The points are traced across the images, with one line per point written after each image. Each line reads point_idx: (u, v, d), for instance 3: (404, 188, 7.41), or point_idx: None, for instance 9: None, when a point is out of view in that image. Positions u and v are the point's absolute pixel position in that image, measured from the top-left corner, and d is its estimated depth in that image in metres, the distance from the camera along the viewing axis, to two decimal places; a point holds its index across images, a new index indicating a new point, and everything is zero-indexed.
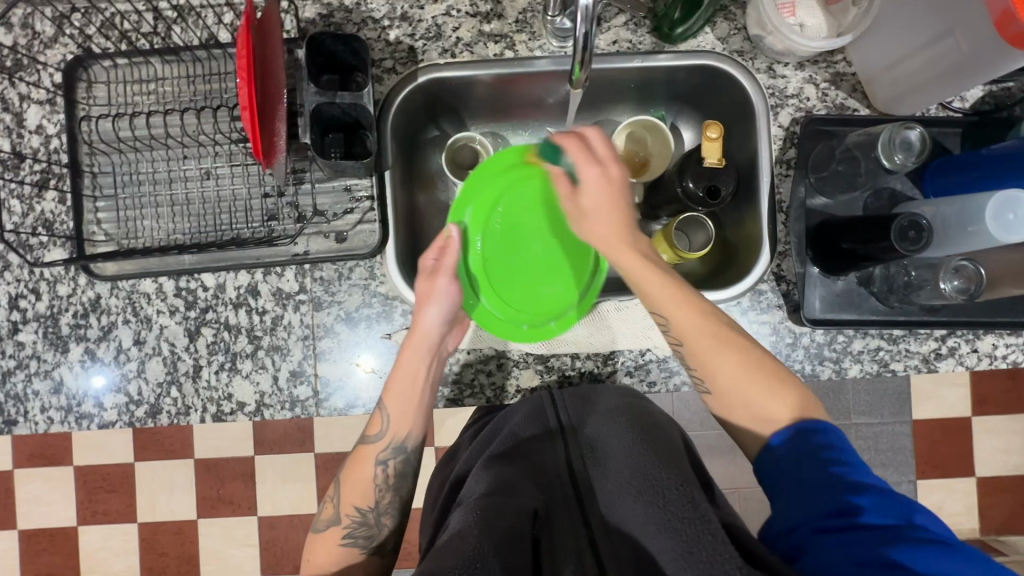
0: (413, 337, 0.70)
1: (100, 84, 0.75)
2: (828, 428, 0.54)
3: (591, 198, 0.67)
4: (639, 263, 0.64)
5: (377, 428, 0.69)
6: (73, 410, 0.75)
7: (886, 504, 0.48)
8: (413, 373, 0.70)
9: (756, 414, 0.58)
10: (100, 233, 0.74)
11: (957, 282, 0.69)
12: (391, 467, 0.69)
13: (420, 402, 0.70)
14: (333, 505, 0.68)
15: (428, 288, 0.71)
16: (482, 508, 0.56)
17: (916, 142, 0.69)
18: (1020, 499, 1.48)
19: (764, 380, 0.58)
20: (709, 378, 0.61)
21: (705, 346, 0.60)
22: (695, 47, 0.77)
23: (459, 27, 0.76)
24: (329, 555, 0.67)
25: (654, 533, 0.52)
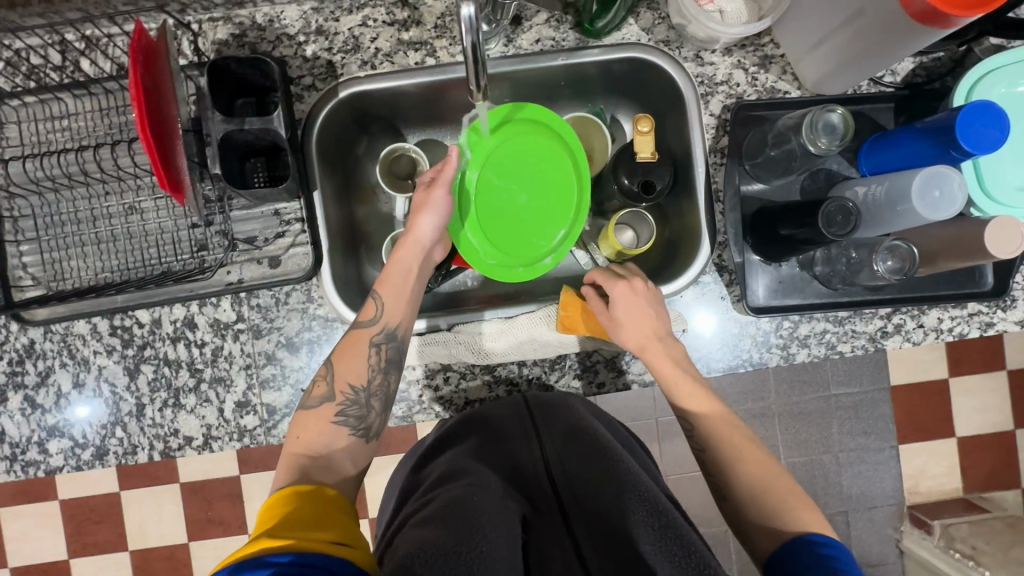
0: (405, 239, 0.71)
1: (11, 125, 0.72)
2: (836, 543, 0.54)
3: (625, 312, 0.69)
4: (670, 366, 0.68)
5: (370, 313, 0.67)
6: (18, 458, 0.74)
7: None
8: (405, 269, 0.70)
9: (765, 527, 0.58)
10: (27, 278, 0.72)
11: (890, 262, 0.67)
12: (384, 352, 0.66)
13: (412, 293, 0.70)
14: (327, 382, 0.64)
15: (428, 197, 0.71)
16: (468, 492, 0.56)
17: (838, 124, 0.68)
18: (1001, 455, 1.49)
19: (784, 491, 0.60)
20: (728, 486, 0.63)
21: (727, 453, 0.64)
22: (621, 40, 0.75)
23: (377, 37, 0.74)
24: (317, 434, 0.62)
25: (648, 544, 0.50)
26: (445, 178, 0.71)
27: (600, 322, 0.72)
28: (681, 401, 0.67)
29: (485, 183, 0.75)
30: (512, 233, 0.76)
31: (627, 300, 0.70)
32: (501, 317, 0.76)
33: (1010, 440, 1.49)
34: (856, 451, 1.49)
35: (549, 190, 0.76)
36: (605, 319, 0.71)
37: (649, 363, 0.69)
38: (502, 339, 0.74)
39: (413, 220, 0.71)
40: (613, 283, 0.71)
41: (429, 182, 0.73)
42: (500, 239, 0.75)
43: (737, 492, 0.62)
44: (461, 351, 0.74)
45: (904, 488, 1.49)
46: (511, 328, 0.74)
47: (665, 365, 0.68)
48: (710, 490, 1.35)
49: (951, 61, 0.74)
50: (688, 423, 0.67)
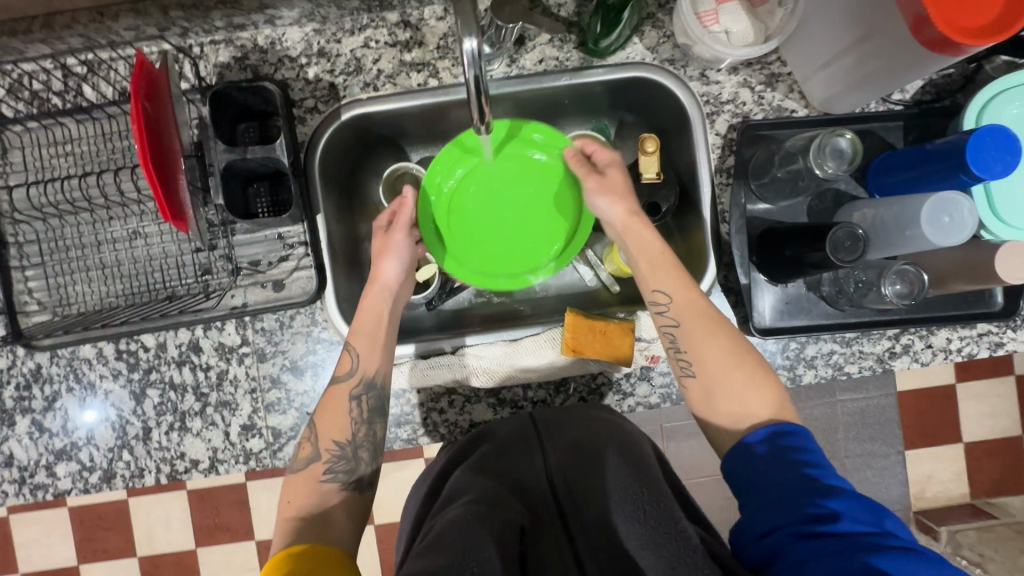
0: (370, 288, 0.72)
1: (15, 150, 0.72)
2: (799, 431, 0.57)
3: (616, 179, 0.72)
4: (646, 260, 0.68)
5: (346, 367, 0.68)
6: (26, 482, 0.74)
7: (858, 510, 0.48)
8: (375, 313, 0.70)
9: (735, 413, 0.60)
10: (33, 303, 0.73)
11: (899, 286, 0.67)
12: (364, 403, 0.68)
13: (385, 340, 0.70)
14: (311, 442, 0.65)
15: (387, 242, 0.74)
16: (471, 511, 0.55)
17: (846, 150, 0.69)
18: (1008, 461, 1.49)
19: (749, 373, 0.62)
20: (697, 359, 0.63)
21: (698, 321, 0.64)
22: (626, 59, 0.75)
23: (379, 58, 0.74)
24: (308, 493, 0.63)
25: (638, 548, 0.52)
26: (403, 220, 0.75)
27: (587, 181, 0.72)
28: (652, 277, 0.67)
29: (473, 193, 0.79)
30: (496, 243, 0.79)
31: (619, 168, 0.73)
32: (505, 339, 0.76)
33: (1017, 446, 1.48)
34: (863, 457, 1.47)
35: (541, 204, 0.80)
36: (597, 179, 0.72)
37: (631, 233, 0.69)
38: (506, 363, 0.74)
39: (376, 267, 0.73)
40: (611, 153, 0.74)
41: (388, 226, 0.76)
42: (486, 252, 0.79)
43: (704, 374, 0.63)
44: (465, 374, 0.74)
45: (911, 494, 1.48)
46: (515, 351, 0.74)
47: (640, 235, 0.69)
48: (716, 496, 1.34)
49: (962, 78, 0.73)
50: (663, 294, 0.66)
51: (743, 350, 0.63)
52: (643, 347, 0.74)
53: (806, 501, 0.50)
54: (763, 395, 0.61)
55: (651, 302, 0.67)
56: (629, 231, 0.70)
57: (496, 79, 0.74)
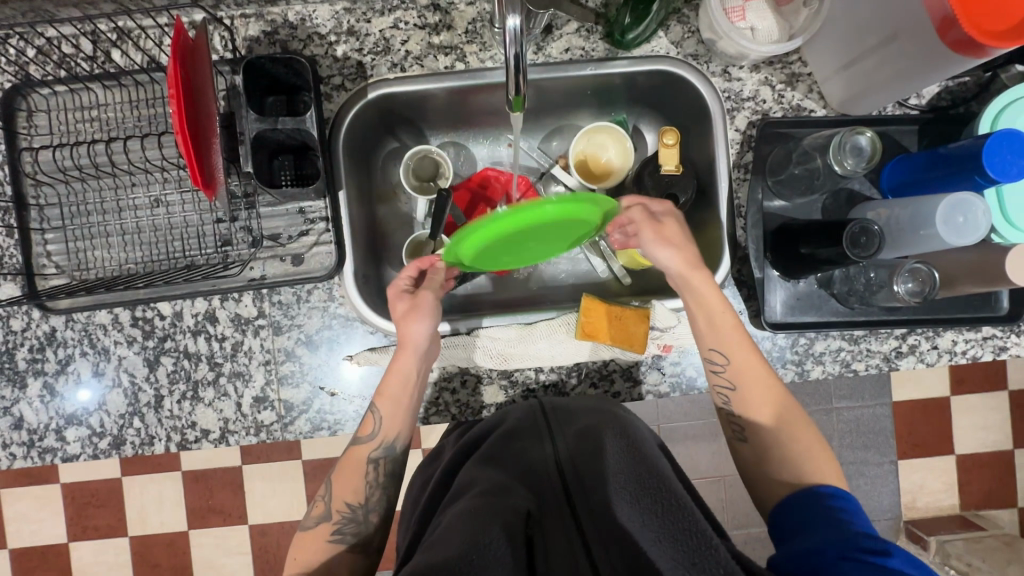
0: (401, 351, 0.69)
1: (41, 113, 0.73)
2: (846, 496, 0.58)
3: (673, 231, 0.70)
4: (705, 322, 0.68)
5: (370, 428, 0.69)
6: (35, 445, 0.74)
7: (910, 558, 0.48)
8: (404, 378, 0.69)
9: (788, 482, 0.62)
10: (51, 266, 0.73)
11: (911, 284, 0.69)
12: (382, 467, 0.69)
13: (409, 404, 0.70)
14: (324, 501, 0.67)
15: (416, 303, 0.70)
16: (479, 505, 0.55)
17: (866, 147, 0.70)
18: (999, 474, 1.50)
19: (806, 445, 0.63)
20: (750, 425, 0.66)
21: (753, 392, 0.66)
22: (650, 52, 0.76)
23: (407, 40, 0.75)
24: (315, 550, 0.65)
25: (652, 541, 0.51)
26: (432, 284, 0.72)
27: (643, 233, 0.70)
28: (710, 338, 0.68)
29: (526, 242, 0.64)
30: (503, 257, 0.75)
31: (675, 220, 0.71)
32: (519, 323, 0.77)
33: (1009, 459, 1.50)
34: (855, 464, 1.48)
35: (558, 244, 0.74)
36: (652, 230, 0.70)
37: (686, 285, 0.69)
38: (519, 346, 0.75)
39: (404, 331, 0.69)
40: (664, 201, 0.72)
41: (406, 290, 0.72)
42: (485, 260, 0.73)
43: (758, 441, 0.65)
44: (479, 355, 0.75)
45: (902, 503, 1.49)
46: (529, 335, 0.75)
47: (701, 290, 0.68)
48: (711, 498, 1.35)
49: (976, 86, 0.75)
50: (720, 355, 0.67)
51: (796, 419, 0.65)
52: (656, 336, 0.75)
53: (856, 539, 0.50)
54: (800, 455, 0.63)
55: (707, 360, 0.68)
56: (688, 285, 0.69)
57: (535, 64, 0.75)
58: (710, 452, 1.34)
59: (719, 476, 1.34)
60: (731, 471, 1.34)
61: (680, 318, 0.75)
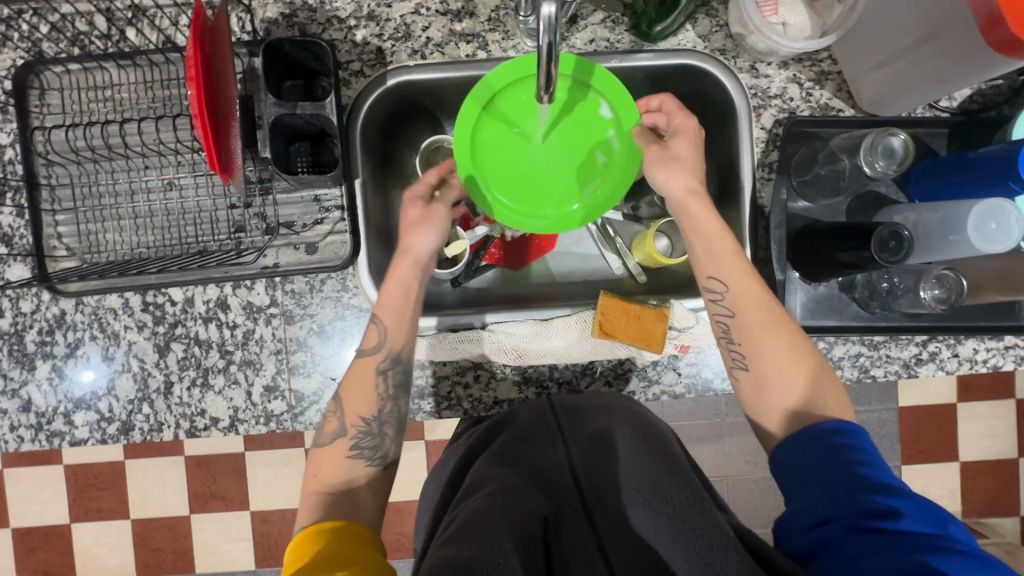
0: (402, 259, 0.69)
1: (53, 92, 0.71)
2: (856, 431, 0.57)
3: (683, 152, 0.69)
4: (704, 249, 0.66)
5: (373, 340, 0.67)
6: (43, 428, 0.73)
7: (919, 512, 0.49)
8: (404, 286, 0.68)
9: (788, 408, 0.61)
10: (62, 248, 0.72)
11: (937, 291, 0.67)
12: (392, 378, 0.67)
13: (413, 314, 0.68)
14: (338, 417, 0.65)
15: (427, 215, 0.71)
16: (495, 503, 0.54)
17: (898, 150, 0.68)
18: (1005, 483, 1.48)
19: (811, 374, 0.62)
20: (751, 355, 0.63)
21: (757, 317, 0.63)
22: (677, 46, 0.74)
23: (429, 26, 0.73)
24: (335, 469, 0.64)
25: (666, 543, 0.52)
26: (448, 199, 0.72)
27: (648, 154, 0.70)
28: (709, 266, 0.66)
29: (549, 149, 0.73)
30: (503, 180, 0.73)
31: (689, 138, 0.70)
32: (536, 318, 0.75)
33: (1015, 468, 1.48)
34: None
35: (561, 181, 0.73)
36: (657, 150, 0.69)
37: (684, 213, 0.68)
38: (533, 341, 0.73)
39: (409, 240, 0.70)
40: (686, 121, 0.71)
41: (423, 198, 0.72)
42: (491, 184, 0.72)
43: (759, 369, 0.63)
44: (492, 351, 0.73)
45: None
46: (545, 331, 0.74)
47: (699, 216, 0.67)
48: None
49: (1010, 90, 0.73)
50: (719, 282, 0.65)
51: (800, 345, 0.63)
52: (673, 337, 0.73)
53: (865, 497, 0.50)
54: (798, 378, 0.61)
55: (705, 288, 0.66)
56: (687, 214, 0.68)
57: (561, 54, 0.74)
58: (715, 452, 1.33)
59: (723, 477, 1.33)
60: (734, 472, 1.33)
61: (699, 319, 0.74)
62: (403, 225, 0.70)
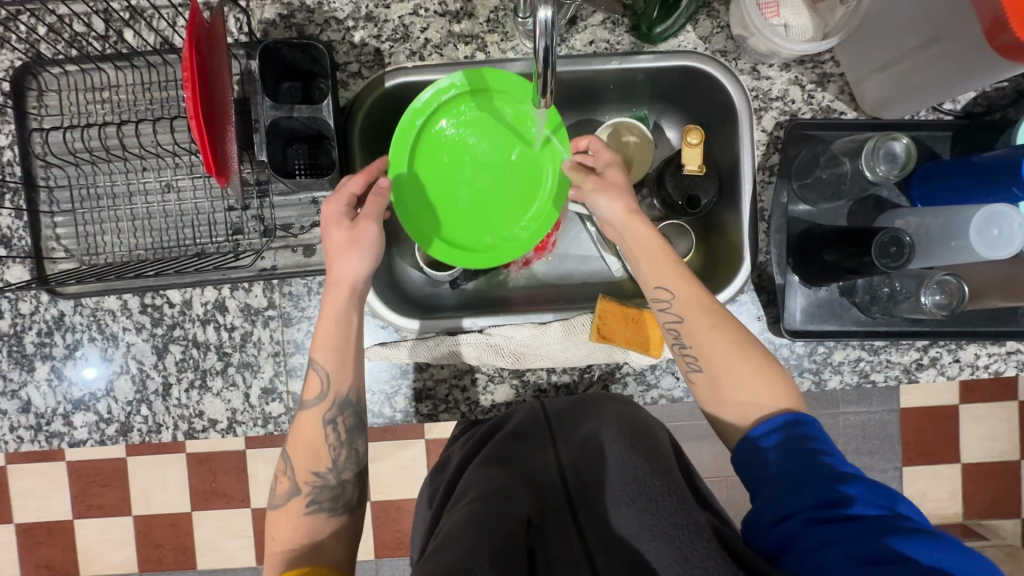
0: (330, 290, 0.66)
1: (51, 93, 0.71)
2: (811, 421, 0.57)
3: (615, 181, 0.69)
4: (648, 261, 0.66)
5: (313, 391, 0.66)
6: (43, 429, 0.74)
7: (871, 494, 0.49)
8: (341, 322, 0.66)
9: (739, 403, 0.60)
10: (60, 249, 0.72)
11: (938, 296, 0.66)
12: (341, 425, 0.66)
13: (352, 357, 0.67)
14: (289, 476, 0.64)
15: (353, 236, 0.65)
16: (477, 511, 0.54)
17: (900, 153, 0.67)
18: (1006, 485, 1.48)
19: (766, 371, 0.61)
20: (702, 355, 0.63)
21: (704, 321, 0.63)
22: (677, 47, 0.73)
23: (427, 27, 0.72)
24: (295, 525, 0.63)
25: (649, 541, 0.50)
26: (375, 212, 0.66)
27: (585, 182, 0.70)
28: (655, 278, 0.65)
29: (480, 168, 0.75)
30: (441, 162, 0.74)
31: (619, 168, 0.70)
32: (533, 322, 0.75)
33: (1017, 470, 1.47)
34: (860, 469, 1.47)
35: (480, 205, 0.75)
36: (595, 179, 0.69)
37: (630, 231, 0.67)
38: (531, 345, 0.73)
39: (335, 269, 0.65)
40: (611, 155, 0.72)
41: (348, 217, 0.66)
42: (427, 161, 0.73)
43: (712, 369, 0.62)
44: (490, 356, 0.73)
45: None
46: (542, 334, 0.73)
47: (640, 231, 0.67)
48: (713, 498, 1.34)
49: (1015, 93, 0.72)
50: (666, 291, 0.65)
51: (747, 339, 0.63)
52: None
53: (821, 487, 0.50)
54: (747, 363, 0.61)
55: (653, 299, 0.66)
56: (630, 229, 0.68)
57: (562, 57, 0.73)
58: (714, 452, 1.33)
59: (723, 477, 1.33)
60: (733, 472, 1.33)
61: None
62: (327, 253, 0.65)
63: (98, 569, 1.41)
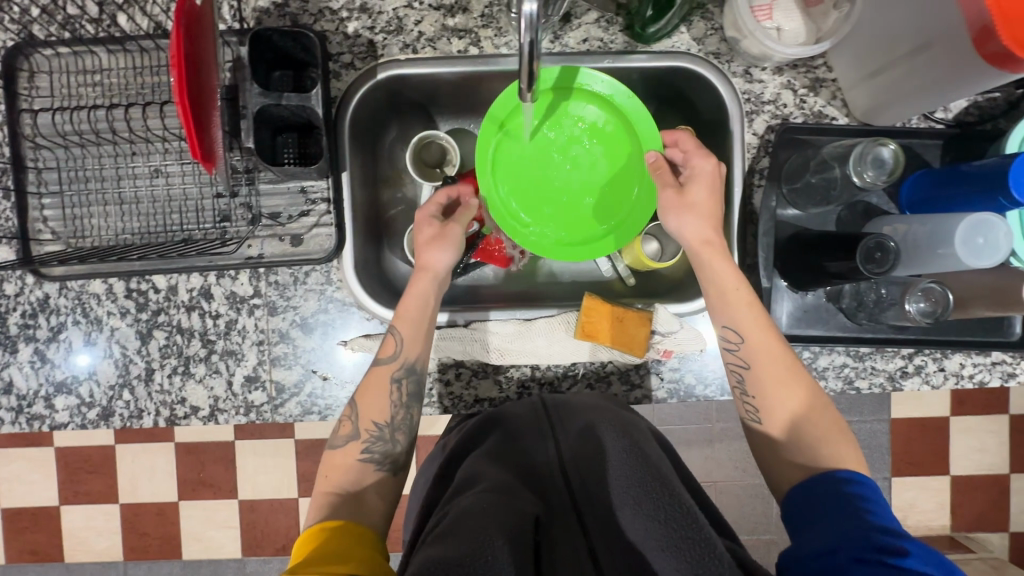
0: (418, 277, 0.70)
1: (43, 75, 0.71)
2: (865, 481, 0.56)
3: (695, 196, 0.68)
4: (745, 315, 0.64)
5: (390, 350, 0.68)
6: (24, 411, 0.73)
7: (926, 555, 0.47)
8: (422, 299, 0.70)
9: (801, 460, 0.61)
10: (47, 231, 0.71)
11: (923, 304, 0.66)
12: (404, 386, 0.68)
13: (429, 327, 0.69)
14: (352, 420, 0.66)
15: (442, 232, 0.72)
16: (485, 502, 0.53)
17: (888, 160, 0.67)
18: (995, 499, 1.47)
19: (823, 425, 0.62)
20: (764, 407, 0.63)
21: (772, 372, 0.63)
22: (671, 48, 0.73)
23: (421, 20, 0.72)
24: (345, 470, 0.64)
25: (656, 549, 0.50)
26: (463, 218, 0.74)
27: (663, 195, 0.69)
28: (723, 316, 0.65)
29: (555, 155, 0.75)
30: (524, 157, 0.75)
31: (700, 184, 0.68)
32: (518, 318, 0.75)
33: (1006, 484, 1.47)
34: None
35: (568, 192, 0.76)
36: (672, 196, 0.68)
37: (698, 262, 0.67)
38: (517, 342, 0.73)
39: (426, 256, 0.71)
40: (702, 162, 0.68)
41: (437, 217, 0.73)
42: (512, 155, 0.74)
43: (772, 421, 0.63)
44: (474, 349, 0.73)
45: None
46: (527, 331, 0.73)
47: (716, 271, 0.66)
48: None
49: (1006, 103, 0.72)
50: (735, 333, 0.64)
51: (815, 402, 0.63)
52: (657, 341, 0.72)
53: (872, 535, 0.49)
54: (804, 422, 0.62)
55: (720, 338, 0.66)
56: (702, 265, 0.66)
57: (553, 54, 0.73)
58: (703, 457, 1.33)
59: (711, 482, 1.33)
60: (723, 478, 1.33)
61: (682, 324, 0.73)
62: (418, 245, 0.71)
63: (83, 556, 1.40)
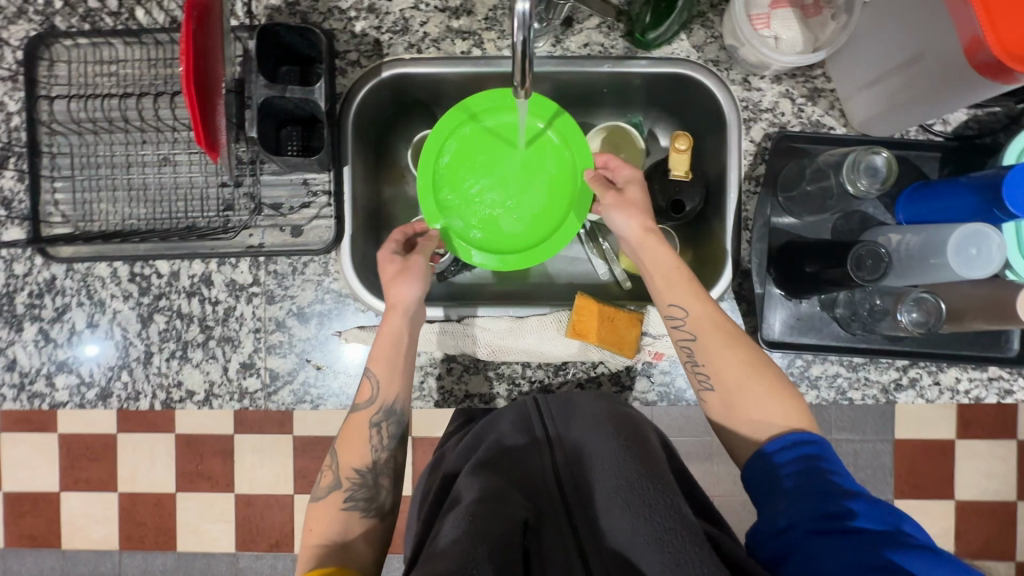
0: (389, 314, 0.70)
1: (61, 63, 0.74)
2: (822, 442, 0.56)
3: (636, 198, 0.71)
4: (697, 304, 0.65)
5: (366, 394, 0.68)
6: (25, 388, 0.75)
7: (875, 512, 0.48)
8: (394, 337, 0.69)
9: (758, 422, 0.60)
10: (57, 214, 0.74)
11: (916, 313, 0.66)
12: (385, 429, 0.68)
13: (404, 363, 0.70)
14: (331, 470, 0.66)
15: (406, 267, 0.72)
16: (472, 516, 0.52)
17: (881, 168, 0.67)
18: (1001, 526, 1.44)
19: (784, 396, 0.61)
20: (714, 372, 0.63)
21: (715, 338, 0.64)
22: (670, 54, 0.74)
23: (427, 21, 0.74)
24: (330, 521, 0.63)
25: (643, 546, 0.49)
26: (426, 250, 0.74)
27: (603, 198, 0.72)
28: (667, 294, 0.67)
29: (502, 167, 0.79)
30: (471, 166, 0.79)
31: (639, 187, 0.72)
32: (510, 316, 0.76)
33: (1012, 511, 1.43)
34: None
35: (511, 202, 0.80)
36: (614, 197, 0.71)
37: (642, 250, 0.69)
38: (508, 338, 0.74)
39: (392, 293, 0.71)
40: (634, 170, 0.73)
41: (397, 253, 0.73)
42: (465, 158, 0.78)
43: (723, 387, 0.62)
44: (465, 343, 0.74)
45: None
46: (519, 328, 0.74)
47: (654, 253, 0.68)
48: None
49: (1007, 118, 0.72)
50: (679, 308, 0.65)
51: (779, 380, 0.62)
52: (648, 343, 0.73)
53: (822, 500, 0.50)
54: (764, 391, 0.61)
55: (667, 316, 0.67)
56: (645, 252, 0.69)
57: (553, 58, 0.74)
58: (702, 469, 1.31)
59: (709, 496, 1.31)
60: (721, 492, 1.31)
61: None
62: (383, 283, 0.72)
63: (80, 542, 1.41)
